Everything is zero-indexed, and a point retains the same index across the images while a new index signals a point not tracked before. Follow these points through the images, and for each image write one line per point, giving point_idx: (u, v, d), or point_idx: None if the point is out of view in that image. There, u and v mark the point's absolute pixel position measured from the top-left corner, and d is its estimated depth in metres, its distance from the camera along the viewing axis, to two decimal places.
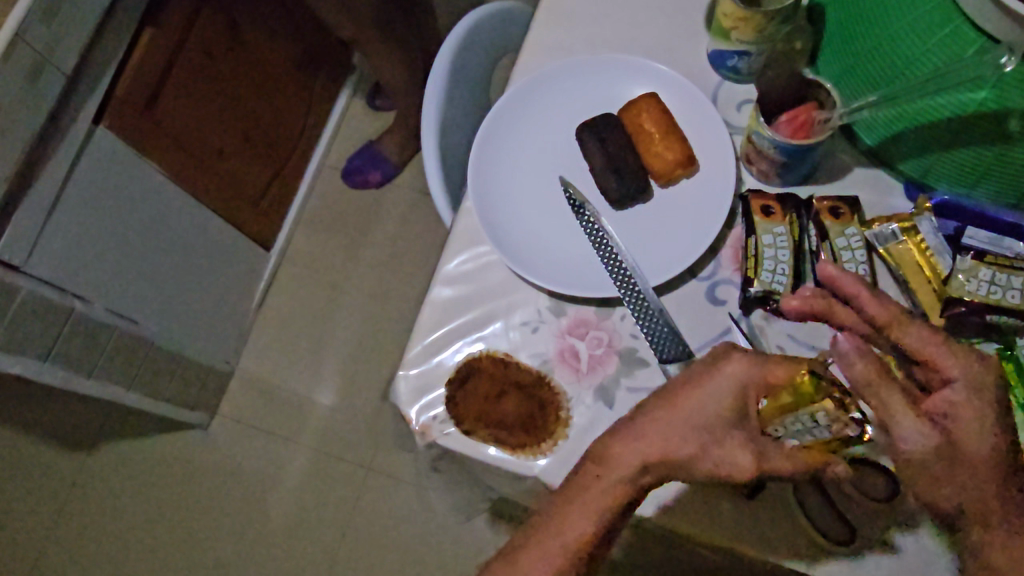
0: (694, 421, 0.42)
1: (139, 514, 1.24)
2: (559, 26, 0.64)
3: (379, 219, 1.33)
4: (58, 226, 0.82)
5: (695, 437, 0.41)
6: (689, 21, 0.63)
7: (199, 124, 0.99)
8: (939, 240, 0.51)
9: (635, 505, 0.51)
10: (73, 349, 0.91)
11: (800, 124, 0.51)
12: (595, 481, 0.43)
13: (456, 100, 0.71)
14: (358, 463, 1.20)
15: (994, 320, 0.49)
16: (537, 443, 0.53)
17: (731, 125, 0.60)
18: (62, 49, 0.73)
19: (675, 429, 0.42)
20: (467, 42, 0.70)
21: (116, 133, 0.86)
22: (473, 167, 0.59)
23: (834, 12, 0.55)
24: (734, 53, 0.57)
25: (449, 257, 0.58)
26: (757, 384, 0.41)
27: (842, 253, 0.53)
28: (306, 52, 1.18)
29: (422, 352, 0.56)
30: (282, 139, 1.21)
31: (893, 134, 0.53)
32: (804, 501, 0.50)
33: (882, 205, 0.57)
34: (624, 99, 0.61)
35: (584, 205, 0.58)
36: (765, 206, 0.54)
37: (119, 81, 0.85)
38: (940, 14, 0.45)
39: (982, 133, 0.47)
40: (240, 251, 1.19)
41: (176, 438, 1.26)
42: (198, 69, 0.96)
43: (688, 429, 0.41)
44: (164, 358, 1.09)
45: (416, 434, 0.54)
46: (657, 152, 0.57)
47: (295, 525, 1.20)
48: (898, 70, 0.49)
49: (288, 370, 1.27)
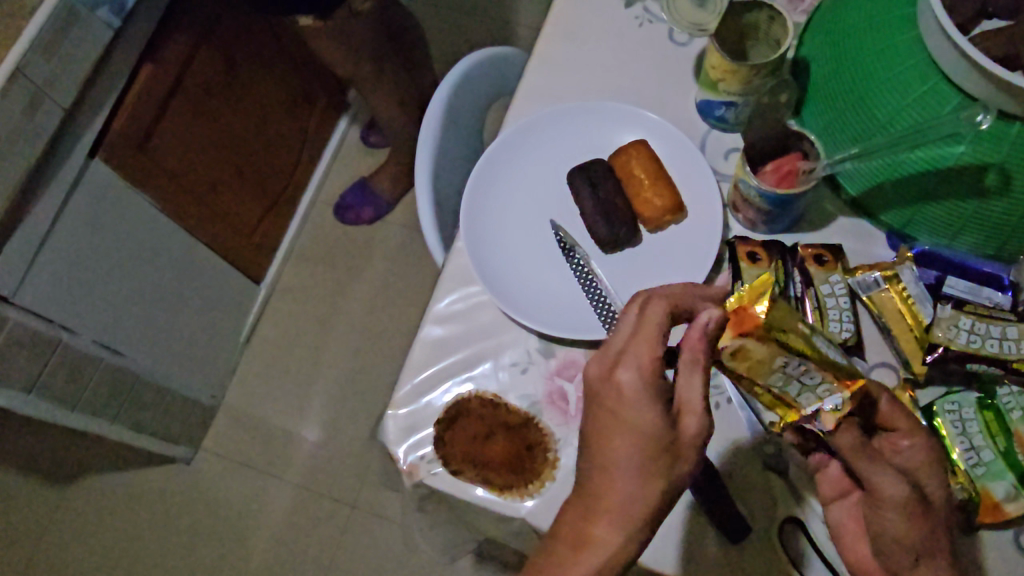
0: (644, 430, 0.41)
1: (119, 550, 1.22)
2: (552, 73, 0.66)
3: (370, 253, 1.34)
4: (49, 257, 0.82)
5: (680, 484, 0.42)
6: (677, 71, 0.65)
7: (194, 158, 1.00)
8: (920, 289, 0.53)
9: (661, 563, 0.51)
10: (58, 380, 0.90)
11: (785, 173, 0.53)
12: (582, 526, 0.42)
13: (449, 142, 0.72)
14: (342, 500, 1.19)
15: (974, 368, 0.50)
16: (524, 485, 0.53)
17: (719, 172, 0.62)
18: (63, 82, 0.74)
19: (673, 459, 0.41)
20: (461, 85, 0.72)
21: (112, 166, 0.86)
22: (466, 210, 0.60)
23: (815, 67, 0.57)
24: (721, 103, 0.59)
25: (439, 297, 0.59)
26: (647, 370, 0.42)
27: (827, 300, 0.54)
28: (302, 89, 1.19)
29: (411, 392, 0.56)
30: (274, 175, 1.22)
31: (875, 185, 0.55)
32: (791, 548, 0.51)
33: (866, 254, 0.58)
34: (615, 145, 0.62)
35: (575, 248, 0.59)
36: (750, 253, 0.56)
37: (116, 116, 0.85)
38: (919, 72, 0.47)
39: (960, 186, 0.49)
40: (230, 285, 1.19)
41: (158, 472, 1.25)
42: (194, 103, 0.97)
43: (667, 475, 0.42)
44: (149, 392, 1.09)
45: (403, 474, 0.54)
46: (646, 198, 0.58)
47: (278, 562, 1.18)
48: (876, 125, 0.51)
49: (274, 405, 1.26)
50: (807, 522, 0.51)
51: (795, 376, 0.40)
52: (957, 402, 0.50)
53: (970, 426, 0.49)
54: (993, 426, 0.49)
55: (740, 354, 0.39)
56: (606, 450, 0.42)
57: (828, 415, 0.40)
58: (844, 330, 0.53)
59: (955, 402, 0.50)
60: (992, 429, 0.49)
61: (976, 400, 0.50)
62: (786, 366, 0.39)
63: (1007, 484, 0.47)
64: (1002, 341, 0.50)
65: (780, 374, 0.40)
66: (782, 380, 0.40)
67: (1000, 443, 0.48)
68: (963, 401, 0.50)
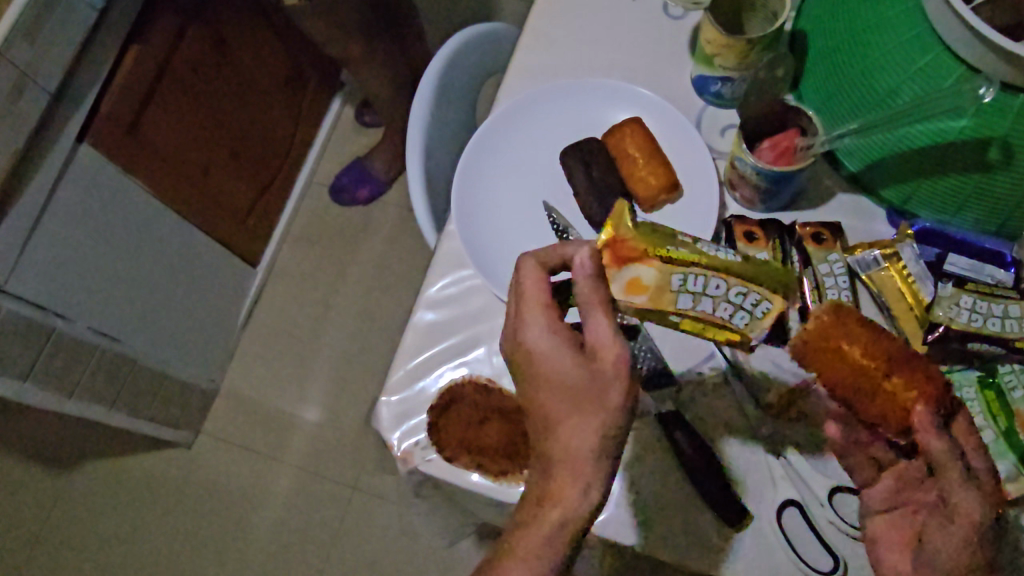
0: (563, 384, 0.42)
1: (123, 533, 1.23)
2: (544, 50, 0.64)
3: (367, 234, 1.32)
4: (39, 245, 0.81)
5: None
6: (672, 45, 0.63)
7: (185, 140, 0.99)
8: (920, 267, 0.51)
9: (655, 547, 0.51)
10: (53, 367, 0.90)
11: (783, 150, 0.52)
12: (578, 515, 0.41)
13: (441, 122, 0.71)
14: (344, 482, 1.20)
15: (975, 347, 0.49)
16: (519, 471, 0.52)
17: (714, 149, 0.60)
18: (46, 66, 0.72)
19: (596, 400, 0.41)
20: (452, 64, 0.70)
21: (101, 151, 0.85)
22: (457, 192, 0.58)
23: (812, 39, 0.55)
24: (717, 78, 0.57)
25: (431, 282, 0.58)
26: (548, 330, 0.43)
27: (826, 279, 0.52)
28: (294, 69, 1.18)
29: (403, 378, 0.55)
30: (268, 157, 1.20)
31: (875, 160, 0.53)
32: (790, 531, 0.50)
33: (864, 231, 0.57)
34: (608, 123, 0.61)
35: (568, 229, 0.58)
36: (748, 232, 0.54)
37: (103, 99, 0.84)
38: (921, 42, 0.45)
39: (962, 159, 0.48)
40: (226, 269, 1.18)
41: (159, 456, 1.25)
42: (183, 85, 0.95)
43: None
44: (147, 376, 1.08)
45: (397, 460, 0.54)
46: (640, 177, 0.57)
47: (280, 544, 1.18)
48: (876, 99, 0.49)
49: (273, 387, 1.26)
50: (804, 504, 0.51)
51: (705, 290, 0.43)
52: (956, 381, 0.50)
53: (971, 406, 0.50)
54: (994, 406, 0.49)
55: (638, 288, 0.43)
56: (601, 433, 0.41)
57: (760, 320, 0.44)
58: None
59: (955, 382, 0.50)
60: (993, 410, 0.49)
61: (976, 379, 0.50)
62: (688, 287, 0.43)
63: (1009, 463, 0.47)
64: (1004, 319, 0.49)
65: (686, 294, 0.43)
66: (695, 301, 0.43)
67: (1001, 423, 0.48)
68: (963, 380, 0.50)
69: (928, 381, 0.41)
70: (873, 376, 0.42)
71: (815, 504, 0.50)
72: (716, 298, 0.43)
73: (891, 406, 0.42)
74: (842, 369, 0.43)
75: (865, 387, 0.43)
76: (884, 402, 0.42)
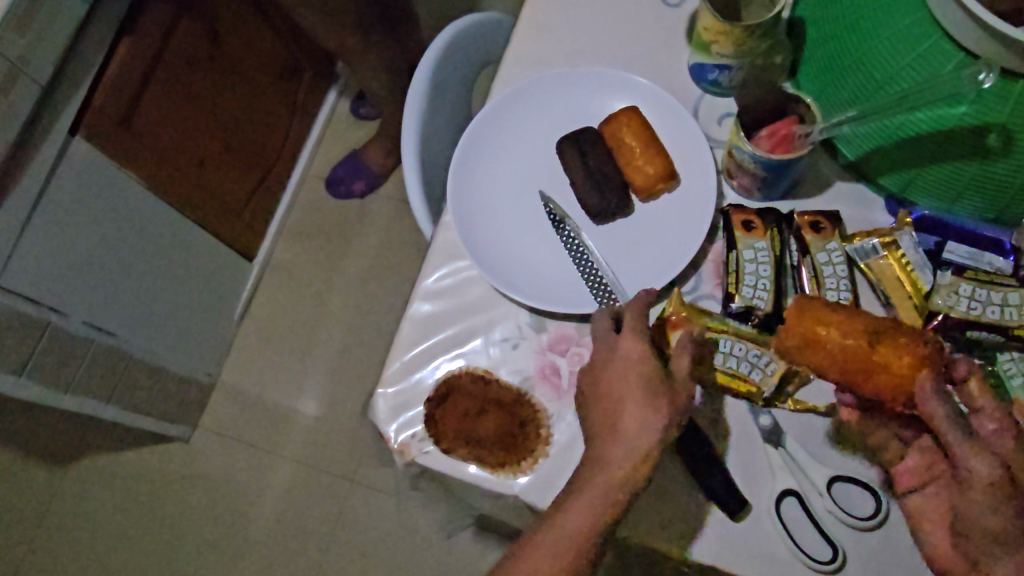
0: (640, 371, 0.47)
1: (121, 528, 1.22)
2: (540, 39, 0.63)
3: (363, 227, 1.32)
4: (33, 239, 0.81)
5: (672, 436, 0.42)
6: (669, 33, 0.62)
7: (179, 133, 0.98)
8: (919, 255, 0.52)
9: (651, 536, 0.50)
10: (49, 363, 0.89)
11: (780, 138, 0.51)
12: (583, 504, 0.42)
13: (436, 113, 0.70)
14: (342, 475, 1.19)
15: (975, 336, 0.49)
16: (517, 462, 0.52)
17: (712, 139, 0.60)
18: (37, 59, 0.72)
19: (660, 405, 0.45)
20: (447, 54, 0.69)
21: (94, 144, 0.84)
22: (453, 183, 0.58)
23: (811, 27, 0.55)
24: (714, 66, 0.57)
25: (427, 273, 0.57)
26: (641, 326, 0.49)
27: (824, 268, 0.53)
28: (288, 61, 1.17)
29: (400, 369, 0.55)
30: (263, 150, 1.19)
31: (873, 148, 0.53)
32: (787, 519, 0.50)
33: (864, 220, 0.57)
34: (605, 112, 0.60)
35: (565, 219, 0.58)
36: (745, 221, 0.54)
37: (96, 92, 0.83)
38: (920, 29, 0.45)
39: (961, 147, 0.47)
40: (222, 263, 1.18)
41: (156, 450, 1.24)
42: (176, 77, 0.94)
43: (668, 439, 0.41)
44: (143, 372, 1.08)
45: (394, 453, 0.53)
46: (637, 167, 0.56)
47: (279, 538, 1.18)
48: (875, 86, 0.49)
49: (270, 381, 1.26)
50: (802, 492, 0.51)
51: (741, 355, 0.51)
52: None
53: None
54: None
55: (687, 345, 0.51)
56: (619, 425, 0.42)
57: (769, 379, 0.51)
58: (842, 298, 0.52)
59: None
60: None
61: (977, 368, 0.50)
62: (725, 347, 0.51)
63: None
64: (1003, 307, 0.49)
65: (723, 353, 0.51)
66: (730, 360, 0.51)
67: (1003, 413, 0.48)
68: None
69: (923, 352, 0.43)
70: (870, 358, 0.44)
71: (813, 493, 0.51)
72: (748, 361, 0.51)
73: (894, 384, 0.43)
74: (840, 357, 0.44)
75: (866, 370, 0.44)
76: (888, 383, 0.43)
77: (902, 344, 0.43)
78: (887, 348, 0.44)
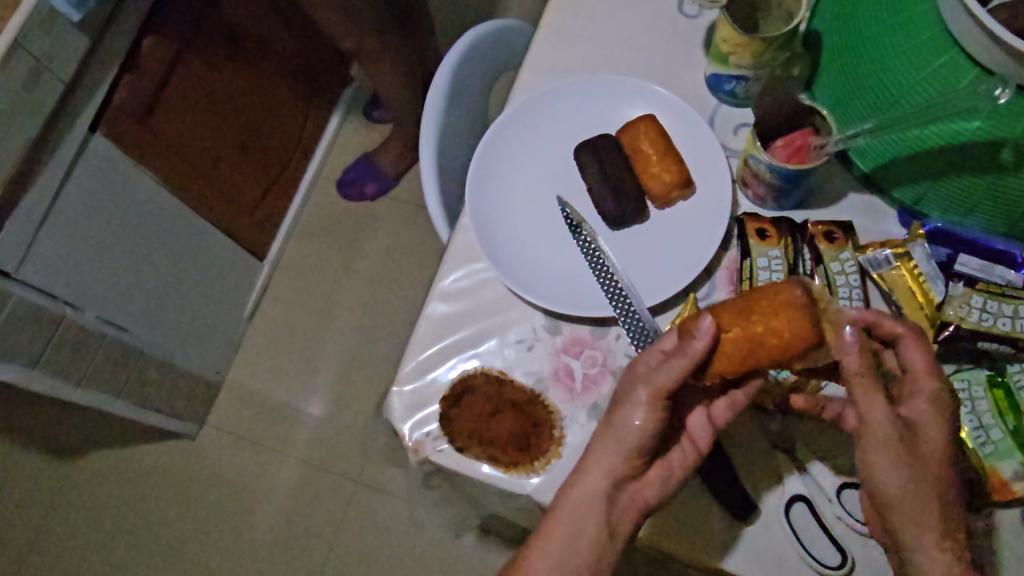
0: (619, 415, 0.48)
1: (125, 524, 1.23)
2: (560, 46, 0.64)
3: (374, 230, 1.33)
4: (50, 234, 0.82)
5: (621, 453, 0.48)
6: (687, 44, 0.63)
7: (196, 133, 0.99)
8: (931, 266, 0.52)
9: (659, 539, 0.51)
10: (62, 357, 0.90)
11: (796, 149, 0.52)
12: (570, 510, 0.48)
13: (454, 118, 0.71)
14: (347, 476, 1.20)
15: (984, 346, 0.50)
16: (530, 462, 0.53)
17: (728, 148, 0.61)
18: (61, 56, 0.73)
19: (624, 443, 0.48)
20: (466, 60, 0.70)
21: (113, 140, 0.86)
22: (472, 186, 0.59)
23: (828, 38, 0.56)
24: (731, 77, 0.58)
25: (444, 274, 0.58)
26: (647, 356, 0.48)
27: (837, 277, 0.53)
28: (306, 63, 1.18)
29: (416, 368, 0.56)
30: (277, 151, 1.21)
31: (887, 160, 0.54)
32: (797, 525, 0.51)
33: (877, 231, 0.58)
34: (623, 119, 0.61)
35: (582, 224, 0.58)
36: (760, 229, 0.55)
37: (117, 89, 0.84)
38: (937, 44, 0.46)
39: (976, 162, 0.48)
40: (234, 262, 1.19)
41: (163, 447, 1.25)
42: (195, 76, 0.95)
43: (620, 459, 0.48)
44: (154, 368, 1.09)
45: (408, 450, 0.54)
46: (654, 174, 0.57)
47: (282, 538, 1.19)
48: (891, 99, 0.50)
49: (277, 381, 1.26)
50: (811, 497, 0.51)
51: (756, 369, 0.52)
52: (966, 379, 0.51)
53: (981, 404, 0.50)
54: (1003, 404, 0.49)
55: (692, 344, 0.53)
56: (600, 451, 0.48)
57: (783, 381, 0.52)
58: (854, 308, 0.53)
59: (965, 380, 0.51)
60: (1002, 408, 0.49)
61: (985, 378, 0.51)
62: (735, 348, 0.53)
63: (1015, 463, 0.47)
64: (1014, 319, 0.49)
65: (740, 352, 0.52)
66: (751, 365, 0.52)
67: (1010, 422, 0.48)
68: (973, 379, 0.51)
69: (784, 302, 0.44)
70: (751, 331, 0.45)
71: (822, 498, 0.51)
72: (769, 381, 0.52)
73: (785, 342, 0.44)
74: (736, 351, 0.46)
75: (761, 347, 0.45)
76: (783, 345, 0.44)
77: (769, 304, 0.45)
78: (759, 315, 0.45)
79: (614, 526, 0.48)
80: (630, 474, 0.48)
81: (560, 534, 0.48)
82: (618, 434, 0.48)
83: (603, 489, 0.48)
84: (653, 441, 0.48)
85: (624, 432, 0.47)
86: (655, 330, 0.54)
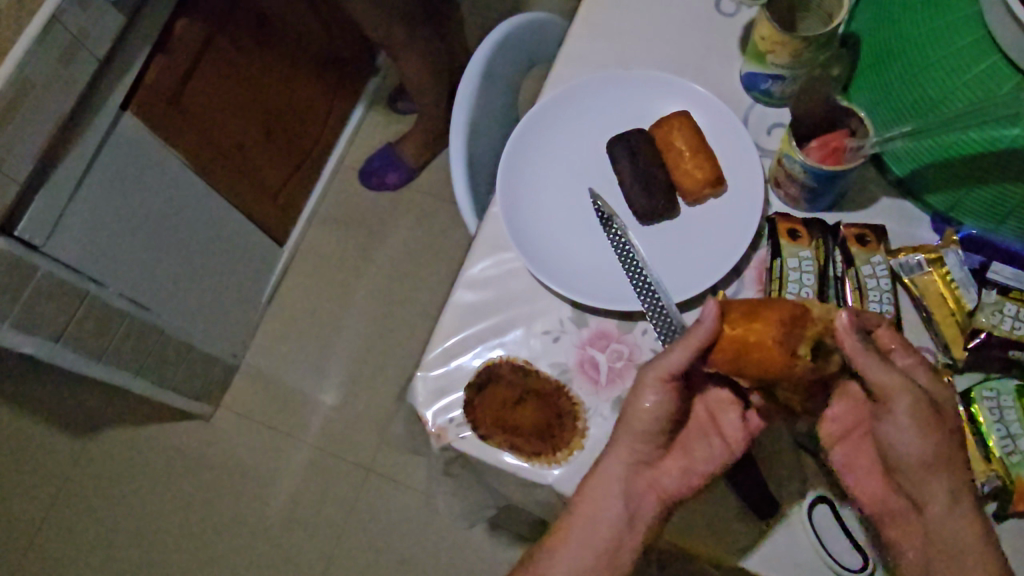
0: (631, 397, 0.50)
1: (137, 501, 1.24)
2: (595, 40, 0.64)
3: (394, 220, 1.33)
4: (78, 210, 0.83)
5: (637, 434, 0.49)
6: (723, 42, 0.63)
7: (223, 116, 0.99)
8: (964, 273, 0.52)
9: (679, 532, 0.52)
10: (85, 333, 0.91)
11: (832, 150, 0.52)
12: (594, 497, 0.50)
13: (485, 109, 0.71)
14: (359, 463, 1.21)
15: (1015, 356, 0.50)
16: (553, 452, 0.53)
17: (762, 148, 0.61)
18: (96, 33, 0.73)
19: (638, 425, 0.49)
20: (499, 51, 0.70)
21: (143, 120, 0.86)
22: (503, 176, 0.59)
23: (868, 41, 0.55)
24: (768, 76, 0.58)
25: (472, 262, 0.59)
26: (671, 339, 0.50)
27: (868, 281, 0.53)
28: (334, 50, 1.18)
29: (441, 355, 0.56)
30: (302, 138, 1.21)
31: (925, 165, 0.53)
32: (820, 525, 0.51)
33: (908, 236, 0.57)
34: (656, 115, 0.61)
35: (613, 218, 0.58)
36: (791, 230, 0.55)
37: (148, 69, 0.85)
38: (980, 48, 0.45)
39: (1016, 169, 0.47)
40: (255, 247, 1.20)
41: (177, 428, 1.26)
42: (224, 60, 0.96)
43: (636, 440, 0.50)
44: (172, 348, 1.10)
45: (431, 436, 0.54)
46: (686, 171, 0.57)
47: (292, 522, 1.20)
48: (930, 103, 0.49)
49: (293, 366, 1.27)
50: (835, 500, 0.51)
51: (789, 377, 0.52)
52: (995, 389, 0.50)
53: (1010, 414, 0.49)
54: None
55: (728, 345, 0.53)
56: (617, 437, 0.50)
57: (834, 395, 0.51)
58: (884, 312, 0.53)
59: (994, 389, 0.50)
60: None
61: (1015, 388, 0.50)
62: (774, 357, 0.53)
63: None
64: None
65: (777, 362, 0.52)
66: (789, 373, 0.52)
67: None
68: (1002, 389, 0.50)
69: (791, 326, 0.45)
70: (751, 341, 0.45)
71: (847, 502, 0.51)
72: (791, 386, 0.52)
73: (775, 364, 0.44)
74: (729, 350, 0.46)
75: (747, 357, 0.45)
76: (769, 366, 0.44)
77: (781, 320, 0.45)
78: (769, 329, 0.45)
79: (638, 509, 0.50)
80: (645, 457, 0.50)
81: (586, 521, 0.50)
82: (632, 417, 0.50)
83: (620, 471, 0.49)
84: (665, 422, 0.50)
85: (637, 414, 0.49)
86: (683, 327, 0.54)
